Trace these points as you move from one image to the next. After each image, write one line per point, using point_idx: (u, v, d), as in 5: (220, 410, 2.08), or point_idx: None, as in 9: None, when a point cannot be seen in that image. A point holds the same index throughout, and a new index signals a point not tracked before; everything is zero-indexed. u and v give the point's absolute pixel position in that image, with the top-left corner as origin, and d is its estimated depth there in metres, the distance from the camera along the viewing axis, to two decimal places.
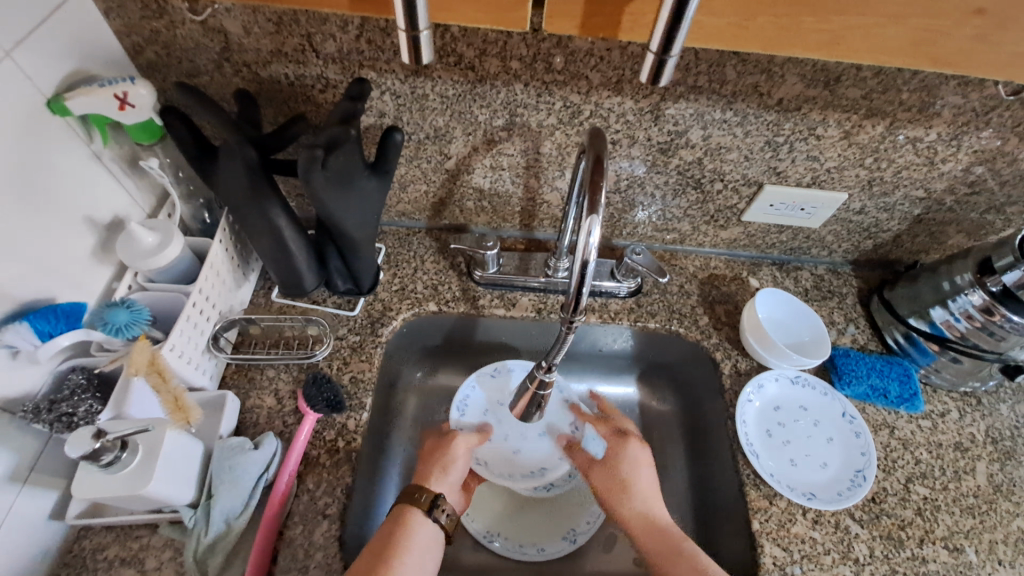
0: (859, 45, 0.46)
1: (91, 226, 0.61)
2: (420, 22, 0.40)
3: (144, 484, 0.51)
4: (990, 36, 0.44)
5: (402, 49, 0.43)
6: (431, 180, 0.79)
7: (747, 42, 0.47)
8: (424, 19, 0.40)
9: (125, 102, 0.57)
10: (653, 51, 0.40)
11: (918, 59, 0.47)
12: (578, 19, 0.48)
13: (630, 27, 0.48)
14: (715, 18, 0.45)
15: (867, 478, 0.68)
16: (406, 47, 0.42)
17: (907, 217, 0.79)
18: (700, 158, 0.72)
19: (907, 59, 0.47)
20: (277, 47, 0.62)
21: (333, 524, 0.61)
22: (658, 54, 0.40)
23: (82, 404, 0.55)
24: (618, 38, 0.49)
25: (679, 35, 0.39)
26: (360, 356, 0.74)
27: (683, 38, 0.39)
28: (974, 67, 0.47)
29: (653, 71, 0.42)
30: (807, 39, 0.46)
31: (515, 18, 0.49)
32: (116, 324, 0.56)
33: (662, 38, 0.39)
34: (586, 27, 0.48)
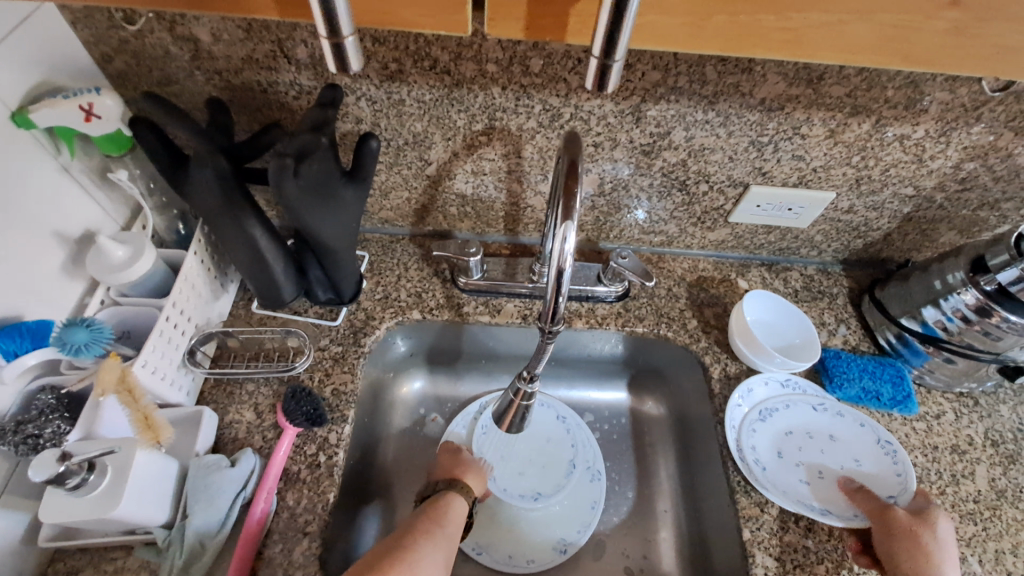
0: (823, 46, 0.44)
1: (61, 241, 0.59)
2: (341, 29, 0.38)
3: (111, 507, 0.49)
4: (961, 33, 0.42)
5: (327, 56, 0.41)
6: (412, 187, 0.78)
7: (702, 42, 0.45)
8: (348, 26, 0.39)
9: (91, 113, 0.56)
10: (597, 56, 0.39)
11: (889, 58, 0.45)
12: (524, 19, 0.45)
13: (576, 29, 0.45)
14: (668, 17, 0.43)
15: (909, 479, 0.66)
16: (331, 55, 0.40)
17: (896, 215, 0.78)
18: (684, 160, 0.71)
19: (875, 58, 0.45)
20: (248, 54, 0.61)
21: (314, 541, 0.59)
22: (601, 59, 0.39)
23: (49, 425, 0.53)
24: (566, 42, 0.46)
25: (621, 38, 0.37)
26: (343, 367, 0.72)
27: (625, 41, 0.38)
28: (953, 65, 0.45)
29: (597, 75, 0.41)
30: (771, 38, 0.44)
31: (454, 23, 0.45)
32: (75, 345, 0.53)
33: (604, 42, 0.38)
34: (531, 29, 0.45)
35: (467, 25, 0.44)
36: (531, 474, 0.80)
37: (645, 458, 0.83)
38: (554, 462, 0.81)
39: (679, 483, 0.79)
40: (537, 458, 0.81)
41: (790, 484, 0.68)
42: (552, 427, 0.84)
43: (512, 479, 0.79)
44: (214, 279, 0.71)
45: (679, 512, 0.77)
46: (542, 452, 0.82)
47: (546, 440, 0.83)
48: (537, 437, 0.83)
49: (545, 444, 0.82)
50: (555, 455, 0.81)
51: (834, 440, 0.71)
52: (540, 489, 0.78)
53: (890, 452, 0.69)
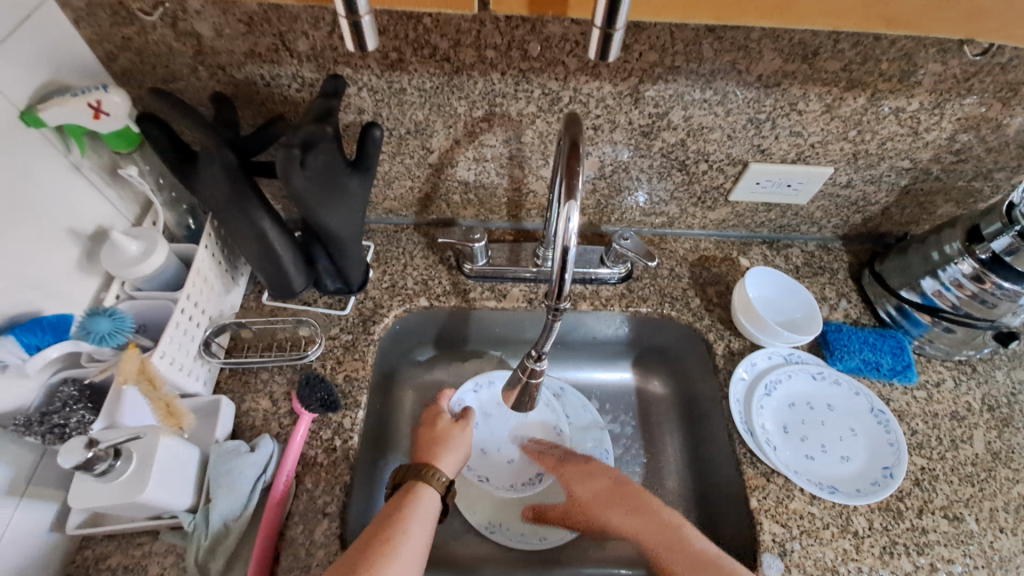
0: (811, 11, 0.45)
1: (74, 237, 0.61)
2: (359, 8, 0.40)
3: (140, 491, 0.51)
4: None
5: (344, 31, 0.42)
6: (415, 176, 0.79)
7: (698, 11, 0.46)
8: (364, 6, 0.40)
9: (99, 110, 0.57)
10: (597, 26, 0.40)
11: (873, 22, 0.46)
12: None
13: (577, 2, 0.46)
14: None
15: (901, 451, 0.68)
16: (349, 35, 0.42)
17: (894, 188, 0.78)
18: (683, 140, 0.71)
19: (860, 22, 0.46)
20: (250, 48, 0.62)
21: (333, 522, 0.61)
22: (604, 28, 0.40)
23: (73, 415, 0.55)
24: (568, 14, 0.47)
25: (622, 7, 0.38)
26: (353, 354, 0.74)
27: (626, 11, 0.39)
28: (934, 27, 0.46)
29: (599, 46, 0.41)
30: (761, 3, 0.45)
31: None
32: (99, 333, 0.56)
33: (606, 10, 0.39)
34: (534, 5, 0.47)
35: (473, 1, 0.46)
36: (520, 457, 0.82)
37: (652, 435, 0.85)
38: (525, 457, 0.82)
39: (687, 458, 0.81)
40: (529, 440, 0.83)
41: (794, 460, 0.70)
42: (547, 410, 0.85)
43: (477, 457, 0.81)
44: (225, 272, 0.72)
45: (686, 485, 0.79)
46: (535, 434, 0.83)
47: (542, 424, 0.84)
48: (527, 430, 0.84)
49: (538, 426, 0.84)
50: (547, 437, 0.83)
51: (832, 410, 0.73)
52: (494, 477, 0.80)
53: (883, 421, 0.71)
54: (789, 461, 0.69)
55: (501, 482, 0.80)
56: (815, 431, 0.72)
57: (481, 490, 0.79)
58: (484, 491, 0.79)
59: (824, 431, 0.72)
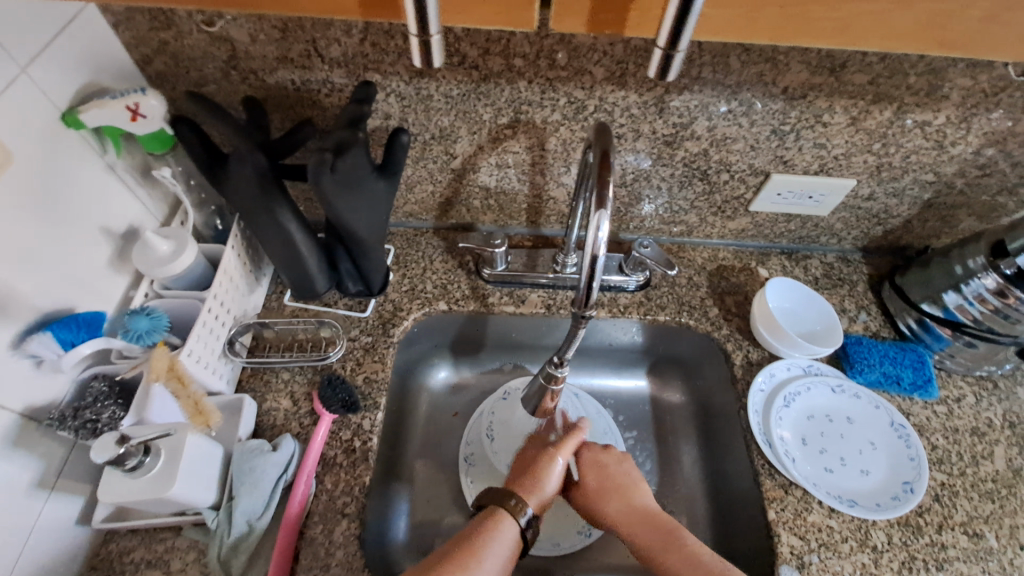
0: (870, 34, 0.44)
1: (107, 235, 0.62)
2: (432, 26, 0.40)
3: (167, 488, 0.52)
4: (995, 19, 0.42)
5: (414, 54, 0.43)
6: (437, 180, 0.79)
7: (754, 32, 0.45)
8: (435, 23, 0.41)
9: (136, 112, 0.58)
10: (662, 45, 0.40)
11: (929, 45, 0.45)
12: (585, 17, 0.45)
13: (638, 21, 0.44)
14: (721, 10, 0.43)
15: (921, 466, 0.68)
16: (418, 49, 0.42)
17: (917, 202, 0.78)
18: (705, 150, 0.72)
19: (917, 44, 0.45)
20: (282, 53, 0.63)
21: (352, 522, 0.61)
22: (666, 49, 0.41)
23: (105, 411, 0.56)
24: (625, 34, 0.45)
25: (685, 31, 0.39)
26: (373, 356, 0.74)
27: (689, 32, 0.39)
28: (989, 50, 0.45)
29: (661, 65, 0.42)
30: (825, 24, 0.44)
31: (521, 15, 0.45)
32: (138, 332, 0.58)
33: (669, 33, 0.39)
34: (594, 24, 0.45)
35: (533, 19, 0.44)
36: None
37: (668, 444, 0.85)
38: None
39: (702, 467, 0.80)
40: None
41: (812, 471, 0.70)
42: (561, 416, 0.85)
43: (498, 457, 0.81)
44: (249, 272, 0.73)
45: (701, 495, 0.79)
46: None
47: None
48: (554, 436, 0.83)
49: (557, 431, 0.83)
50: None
51: (851, 423, 0.73)
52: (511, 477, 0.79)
53: (903, 435, 0.70)
54: (806, 471, 0.69)
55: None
56: (834, 444, 0.72)
57: None
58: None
59: (843, 445, 0.71)
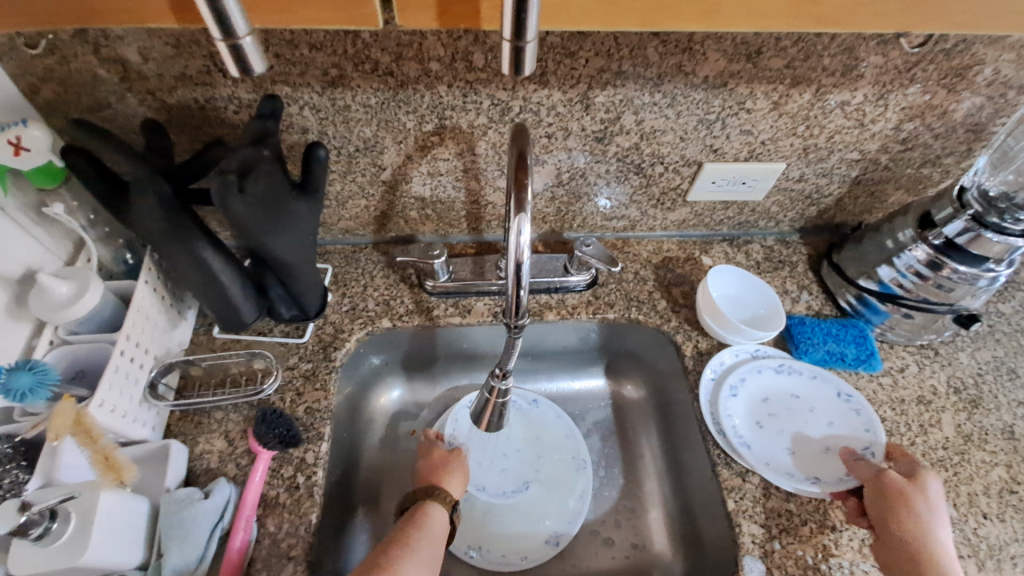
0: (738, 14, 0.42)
1: (3, 282, 0.56)
2: (237, 28, 0.36)
3: (81, 554, 0.48)
4: None
5: (225, 60, 0.38)
6: (369, 194, 0.76)
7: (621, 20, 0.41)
8: (244, 25, 0.36)
9: (19, 146, 0.53)
10: (506, 39, 0.37)
11: (801, 21, 0.42)
12: (435, 7, 0.41)
13: (491, 14, 0.41)
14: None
15: (876, 435, 0.69)
16: (229, 57, 0.38)
17: (846, 179, 0.80)
18: (637, 144, 0.71)
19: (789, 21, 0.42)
20: (181, 71, 0.59)
21: (299, 565, 0.58)
22: (512, 41, 0.37)
23: (6, 476, 0.51)
24: (482, 29, 0.42)
25: (529, 16, 0.35)
26: (314, 384, 0.71)
27: (534, 21, 0.36)
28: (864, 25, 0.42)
29: (512, 59, 0.38)
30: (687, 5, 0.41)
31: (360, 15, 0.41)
32: (20, 390, 0.51)
33: (512, 23, 0.36)
34: (445, 15, 0.41)
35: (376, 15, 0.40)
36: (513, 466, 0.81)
37: (628, 442, 0.84)
38: (519, 472, 0.80)
39: (665, 463, 0.80)
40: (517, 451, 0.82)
41: (774, 454, 0.69)
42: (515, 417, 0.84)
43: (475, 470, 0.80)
44: (169, 307, 0.68)
45: (666, 490, 0.78)
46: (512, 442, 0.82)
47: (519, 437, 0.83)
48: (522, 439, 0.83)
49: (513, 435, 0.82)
50: (530, 447, 0.82)
51: (797, 398, 0.74)
52: (489, 486, 0.79)
53: (849, 402, 0.72)
54: (768, 456, 0.69)
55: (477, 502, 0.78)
56: (786, 422, 0.72)
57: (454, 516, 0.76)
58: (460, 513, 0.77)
59: (794, 422, 0.72)
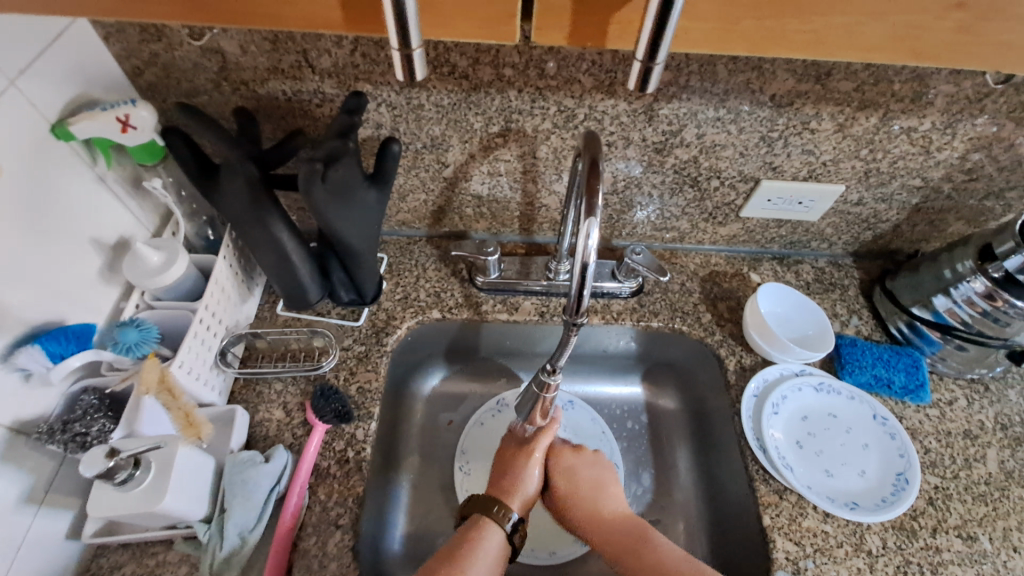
0: (843, 45, 0.42)
1: (97, 247, 0.62)
2: (413, 40, 0.39)
3: (159, 500, 0.52)
4: (965, 32, 0.40)
5: (396, 64, 0.42)
6: (429, 189, 0.80)
7: (734, 45, 0.43)
8: (417, 38, 0.40)
9: (127, 124, 0.58)
10: (640, 59, 0.40)
11: (901, 55, 0.43)
12: (568, 25, 0.43)
13: (620, 35, 0.43)
14: (700, 23, 0.41)
15: (911, 462, 0.68)
16: (400, 64, 0.41)
17: (905, 206, 0.79)
18: (696, 157, 0.72)
19: (888, 55, 0.42)
20: (273, 64, 0.63)
21: (346, 534, 0.61)
22: (644, 62, 0.40)
23: (94, 424, 0.56)
24: (607, 48, 0.44)
25: (664, 45, 0.38)
26: (366, 366, 0.74)
27: (668, 45, 0.38)
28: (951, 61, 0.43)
29: (640, 77, 0.41)
30: (796, 36, 0.42)
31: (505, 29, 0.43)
32: (127, 344, 0.58)
33: (648, 46, 0.38)
34: (576, 36, 0.43)
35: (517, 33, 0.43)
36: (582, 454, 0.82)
37: (662, 450, 0.84)
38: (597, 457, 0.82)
39: (699, 475, 0.80)
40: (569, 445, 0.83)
41: (812, 475, 0.70)
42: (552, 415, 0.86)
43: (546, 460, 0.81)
44: (241, 282, 0.73)
45: (698, 501, 0.79)
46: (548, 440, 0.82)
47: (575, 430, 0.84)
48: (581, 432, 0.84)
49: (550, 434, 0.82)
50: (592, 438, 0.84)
51: (834, 418, 0.74)
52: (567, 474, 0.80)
53: (885, 424, 0.72)
54: (807, 477, 0.70)
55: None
56: (825, 443, 0.72)
57: None
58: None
59: (832, 443, 0.72)
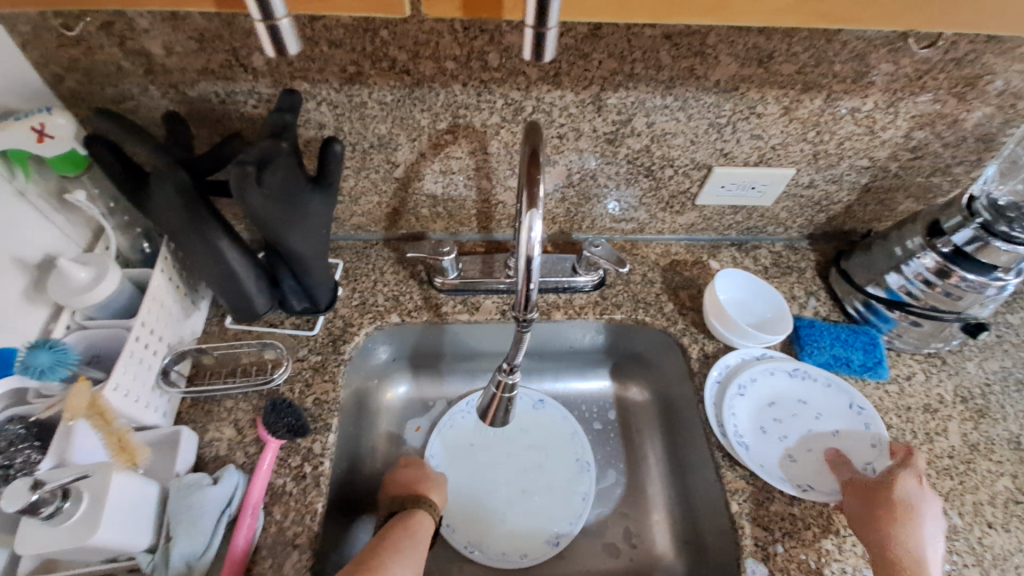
0: (750, 9, 0.42)
1: (20, 266, 0.58)
2: (275, 11, 0.37)
3: (91, 533, 0.48)
4: None
5: (263, 40, 0.39)
6: (381, 191, 0.77)
7: (634, 11, 0.42)
8: (282, 8, 0.37)
9: (43, 133, 0.55)
10: (528, 25, 0.38)
11: (812, 18, 0.43)
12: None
13: (513, 4, 0.43)
14: None
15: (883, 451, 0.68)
16: (266, 40, 0.39)
17: (855, 187, 0.80)
18: (648, 146, 0.72)
19: (798, 18, 0.43)
20: (203, 65, 0.60)
21: (304, 554, 0.58)
22: (535, 28, 0.38)
23: (19, 455, 0.52)
24: (502, 19, 0.44)
25: (551, 5, 0.37)
26: (323, 376, 0.71)
27: (556, 9, 0.37)
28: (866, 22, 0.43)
29: (533, 48, 0.40)
30: (700, 3, 0.42)
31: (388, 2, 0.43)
32: (39, 367, 0.52)
33: (535, 10, 0.37)
34: (469, 6, 0.43)
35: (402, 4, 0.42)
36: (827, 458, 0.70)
37: (632, 443, 0.84)
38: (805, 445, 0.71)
39: (670, 466, 0.80)
40: (797, 429, 0.72)
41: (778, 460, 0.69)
42: (525, 419, 0.84)
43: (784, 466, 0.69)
44: (183, 296, 0.69)
45: (668, 492, 0.78)
46: (764, 424, 0.72)
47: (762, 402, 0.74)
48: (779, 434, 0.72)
49: (773, 416, 0.73)
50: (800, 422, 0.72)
51: (805, 405, 0.74)
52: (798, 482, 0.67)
53: (860, 413, 0.72)
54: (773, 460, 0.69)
55: (479, 498, 0.78)
56: (796, 430, 0.72)
57: (456, 509, 0.77)
58: (450, 513, 0.76)
59: (806, 432, 0.72)
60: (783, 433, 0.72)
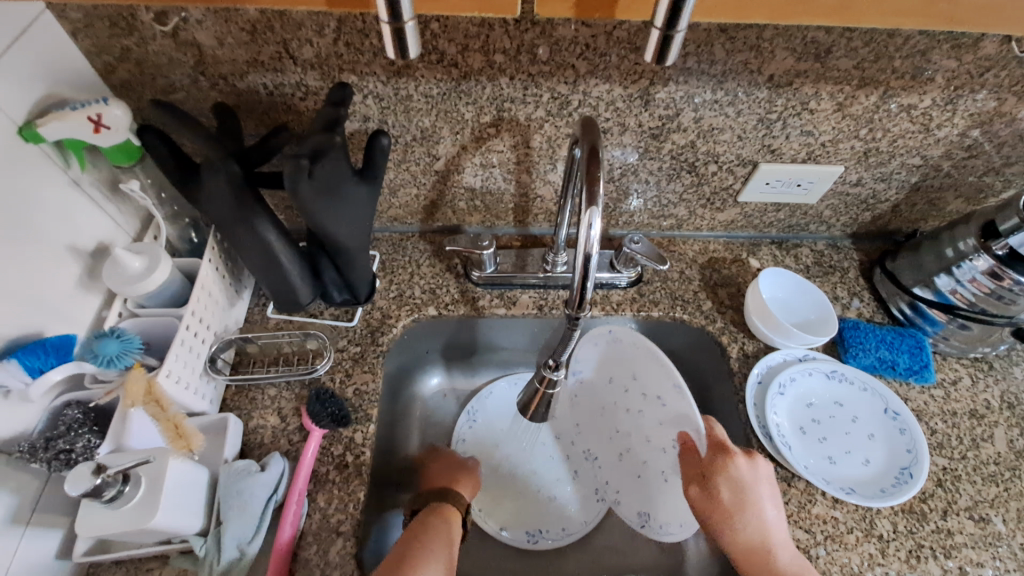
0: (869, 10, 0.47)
1: (75, 254, 0.59)
2: (404, 14, 0.39)
3: (150, 517, 0.49)
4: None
5: (386, 43, 0.42)
6: (420, 183, 0.77)
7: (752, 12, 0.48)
8: (409, 11, 0.40)
9: (100, 124, 0.55)
10: (658, 28, 0.40)
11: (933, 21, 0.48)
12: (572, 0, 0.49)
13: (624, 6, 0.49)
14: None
15: (920, 455, 0.66)
16: (391, 40, 0.41)
17: (904, 185, 0.78)
18: (693, 142, 0.71)
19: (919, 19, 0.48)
20: (252, 57, 0.60)
21: (348, 541, 0.59)
22: (663, 30, 0.40)
23: (78, 439, 0.54)
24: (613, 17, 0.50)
25: (683, 14, 0.39)
26: (362, 367, 0.72)
27: (688, 12, 0.39)
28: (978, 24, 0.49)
29: (657, 48, 0.42)
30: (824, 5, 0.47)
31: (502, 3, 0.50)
32: (107, 357, 0.54)
33: (667, 13, 0.39)
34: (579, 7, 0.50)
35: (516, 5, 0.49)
36: (866, 457, 0.69)
37: None
38: (843, 447, 0.70)
39: None
40: (833, 431, 0.71)
41: (818, 463, 0.69)
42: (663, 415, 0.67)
43: (820, 466, 0.68)
44: (229, 285, 0.70)
45: None
46: (803, 422, 0.72)
47: (798, 404, 0.73)
48: (815, 435, 0.71)
49: (813, 417, 0.72)
50: (836, 425, 0.71)
51: (841, 407, 0.72)
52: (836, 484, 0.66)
53: (895, 417, 0.70)
54: (812, 462, 0.69)
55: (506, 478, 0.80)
56: (835, 432, 0.71)
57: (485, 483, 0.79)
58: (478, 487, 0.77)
59: (842, 434, 0.71)
60: (820, 434, 0.71)
